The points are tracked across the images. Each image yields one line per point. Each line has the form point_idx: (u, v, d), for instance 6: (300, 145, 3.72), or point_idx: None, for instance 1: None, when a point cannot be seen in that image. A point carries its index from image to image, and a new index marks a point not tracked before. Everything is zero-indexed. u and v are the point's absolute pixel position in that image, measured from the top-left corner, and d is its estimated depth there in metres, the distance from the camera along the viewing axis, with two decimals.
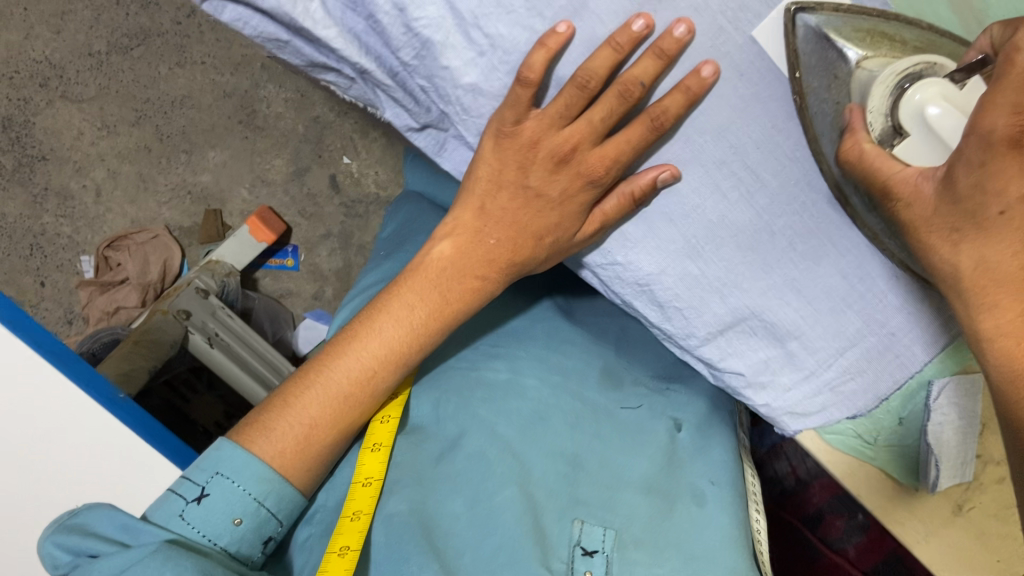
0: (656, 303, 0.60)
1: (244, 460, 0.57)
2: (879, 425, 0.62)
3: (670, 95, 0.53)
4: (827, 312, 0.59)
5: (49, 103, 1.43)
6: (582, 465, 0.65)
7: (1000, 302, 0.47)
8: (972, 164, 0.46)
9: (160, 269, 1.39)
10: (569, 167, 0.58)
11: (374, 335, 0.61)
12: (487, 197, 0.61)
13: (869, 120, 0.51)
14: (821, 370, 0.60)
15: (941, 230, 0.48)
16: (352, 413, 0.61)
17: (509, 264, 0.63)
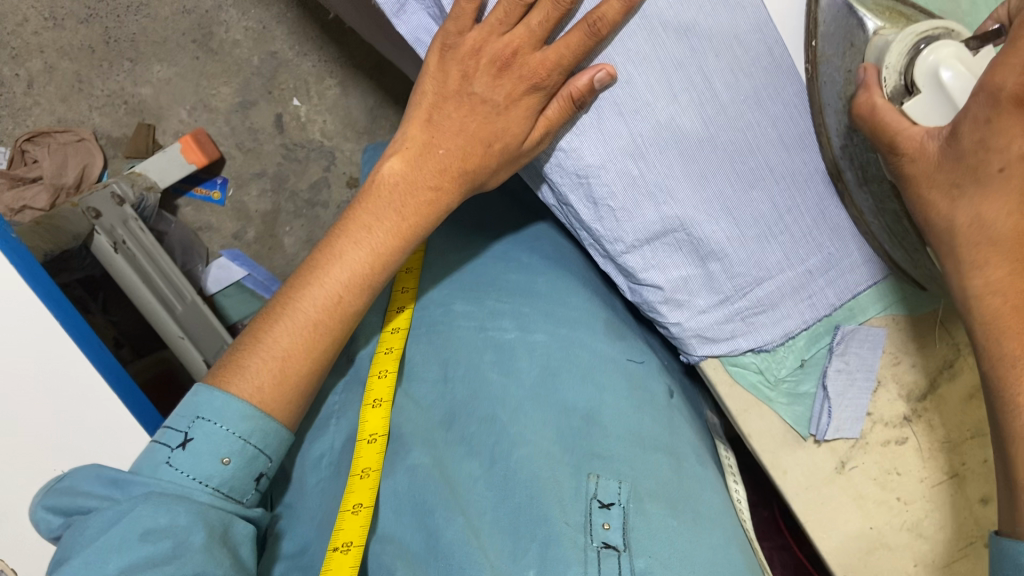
0: (590, 199, 0.59)
1: (220, 400, 0.55)
2: (780, 365, 0.64)
3: (607, 4, 0.53)
4: (752, 238, 0.60)
5: None
6: (597, 420, 0.62)
7: (990, 260, 0.49)
8: (977, 121, 0.48)
9: (78, 173, 1.33)
10: (510, 71, 0.57)
11: (336, 262, 0.60)
12: (435, 109, 0.60)
13: (884, 75, 0.53)
14: (736, 296, 0.61)
15: (942, 186, 0.50)
16: (328, 343, 0.59)
17: (463, 173, 0.61)
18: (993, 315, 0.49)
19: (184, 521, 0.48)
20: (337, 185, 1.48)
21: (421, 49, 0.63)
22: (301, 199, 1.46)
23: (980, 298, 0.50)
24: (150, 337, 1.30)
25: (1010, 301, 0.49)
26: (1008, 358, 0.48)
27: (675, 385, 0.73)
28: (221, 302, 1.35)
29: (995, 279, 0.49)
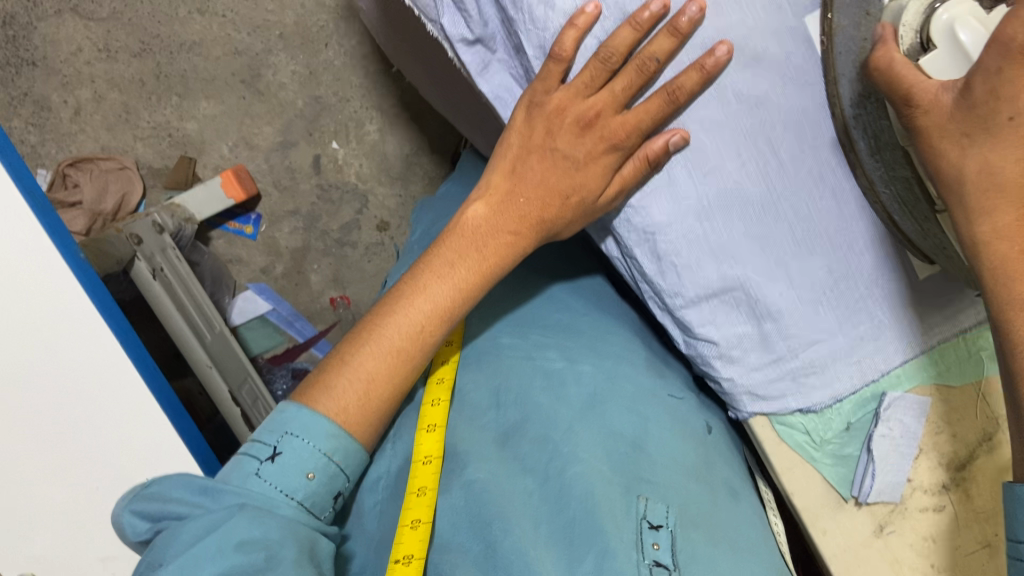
0: (655, 254, 0.63)
1: (307, 419, 0.58)
2: (827, 427, 0.65)
3: (686, 73, 0.57)
4: (806, 300, 0.63)
5: (57, 12, 1.37)
6: (644, 448, 0.64)
7: (999, 206, 0.47)
8: (990, 72, 0.45)
9: (117, 200, 1.38)
10: (593, 131, 0.61)
11: (420, 294, 0.63)
12: (519, 159, 0.64)
13: (900, 33, 0.51)
14: (789, 357, 0.64)
15: (952, 136, 0.48)
16: (409, 368, 0.63)
17: (540, 221, 0.65)
18: (1005, 259, 0.47)
19: (276, 535, 0.50)
20: (367, 228, 1.52)
21: (499, 106, 0.68)
22: (331, 238, 1.50)
23: (990, 241, 0.47)
24: (175, 363, 1.33)
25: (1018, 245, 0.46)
26: (1016, 304, 0.46)
27: (716, 423, 0.74)
28: (246, 333, 1.47)
29: (1008, 224, 0.47)
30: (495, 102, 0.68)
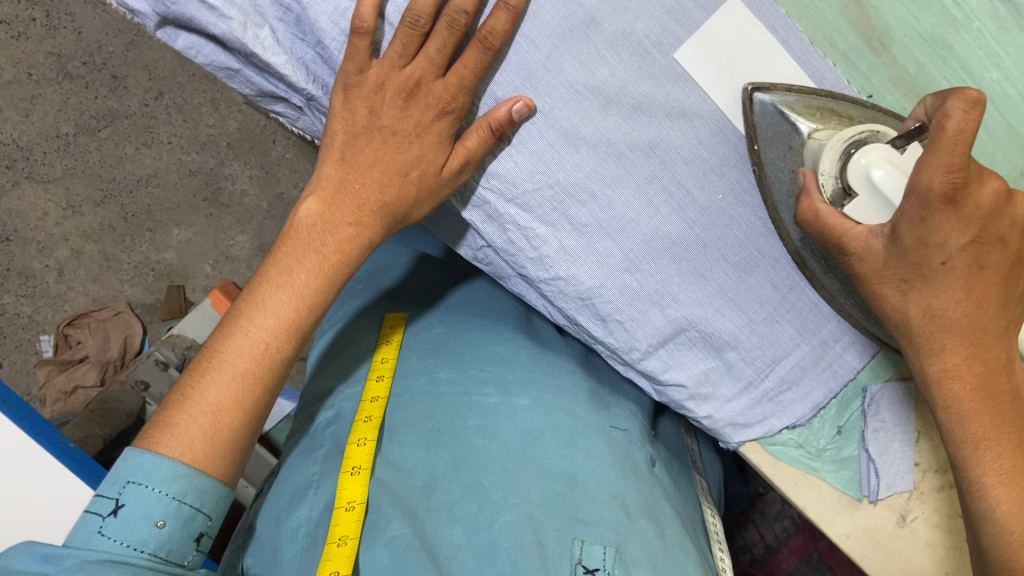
0: (598, 317, 0.62)
1: (150, 462, 0.54)
2: (818, 435, 0.65)
3: (495, 16, 0.53)
4: (761, 321, 0.62)
5: (15, 184, 1.43)
6: (580, 484, 0.63)
7: (947, 347, 0.51)
8: (914, 221, 0.49)
9: (120, 346, 1.38)
10: (417, 100, 0.56)
11: (258, 309, 0.57)
12: (348, 146, 0.58)
13: (822, 183, 0.55)
14: (759, 379, 0.63)
15: (891, 282, 0.52)
16: (261, 392, 0.57)
17: (382, 207, 0.59)
18: (957, 402, 0.52)
19: None
20: None
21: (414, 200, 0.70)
22: None
23: (940, 383, 0.52)
24: None
25: (967, 385, 0.51)
26: (969, 444, 0.52)
27: (659, 452, 0.74)
28: None
29: (954, 366, 0.51)
30: None
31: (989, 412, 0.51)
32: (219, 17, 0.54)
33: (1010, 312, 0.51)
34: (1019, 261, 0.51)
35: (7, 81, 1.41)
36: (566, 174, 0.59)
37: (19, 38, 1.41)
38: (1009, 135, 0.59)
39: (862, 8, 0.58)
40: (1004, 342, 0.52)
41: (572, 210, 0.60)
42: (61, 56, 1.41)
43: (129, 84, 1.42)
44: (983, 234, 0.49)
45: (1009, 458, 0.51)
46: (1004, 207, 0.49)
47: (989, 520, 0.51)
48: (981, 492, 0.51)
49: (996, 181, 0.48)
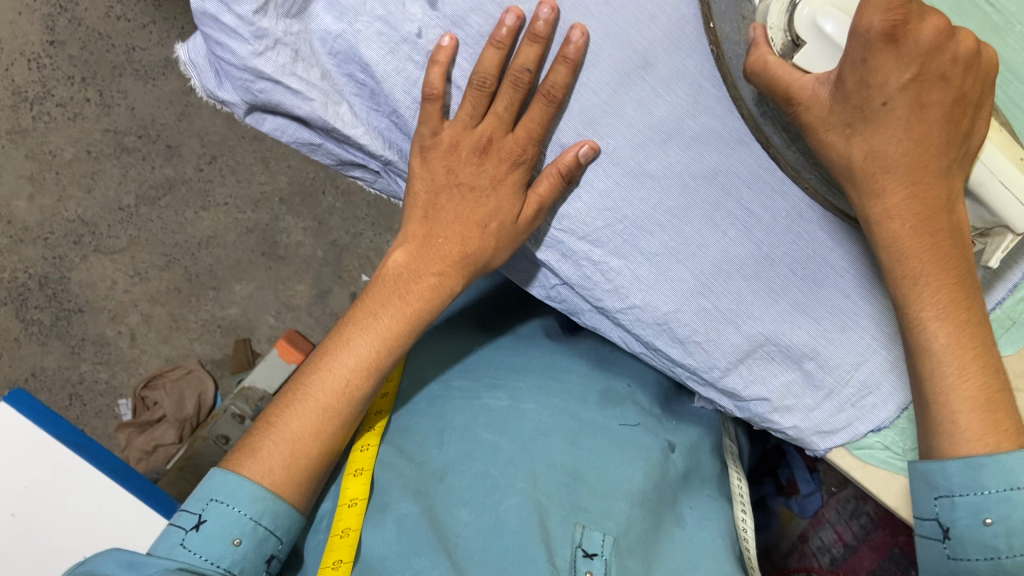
0: (676, 340, 0.65)
1: (234, 480, 0.57)
2: (905, 437, 0.65)
3: (557, 70, 0.57)
4: (835, 330, 0.64)
5: (83, 257, 1.50)
6: (580, 476, 0.65)
7: (887, 186, 0.54)
8: (856, 63, 0.51)
9: (195, 402, 1.42)
10: (491, 155, 0.60)
11: (346, 350, 0.61)
12: (430, 205, 0.62)
13: (771, 36, 0.54)
14: (841, 386, 0.65)
15: (836, 128, 0.54)
16: (340, 424, 0.60)
17: (463, 259, 0.63)
18: (896, 239, 0.55)
19: None
20: None
21: None
22: None
23: (881, 222, 0.55)
24: None
25: (905, 222, 0.54)
26: (908, 277, 0.55)
27: (681, 441, 0.75)
28: None
29: (892, 206, 0.54)
30: None
31: (928, 247, 0.54)
32: (303, 100, 0.58)
33: (957, 150, 0.53)
34: (964, 99, 0.52)
35: (68, 160, 1.47)
36: (634, 209, 0.62)
37: (75, 118, 1.46)
38: None
39: None
40: (947, 179, 0.53)
41: (642, 241, 0.63)
42: (116, 130, 1.46)
43: (183, 152, 1.47)
44: (923, 73, 0.50)
45: (945, 290, 0.54)
46: (945, 43, 0.50)
47: (940, 408, 0.55)
48: (942, 381, 0.54)
49: (939, 18, 0.49)
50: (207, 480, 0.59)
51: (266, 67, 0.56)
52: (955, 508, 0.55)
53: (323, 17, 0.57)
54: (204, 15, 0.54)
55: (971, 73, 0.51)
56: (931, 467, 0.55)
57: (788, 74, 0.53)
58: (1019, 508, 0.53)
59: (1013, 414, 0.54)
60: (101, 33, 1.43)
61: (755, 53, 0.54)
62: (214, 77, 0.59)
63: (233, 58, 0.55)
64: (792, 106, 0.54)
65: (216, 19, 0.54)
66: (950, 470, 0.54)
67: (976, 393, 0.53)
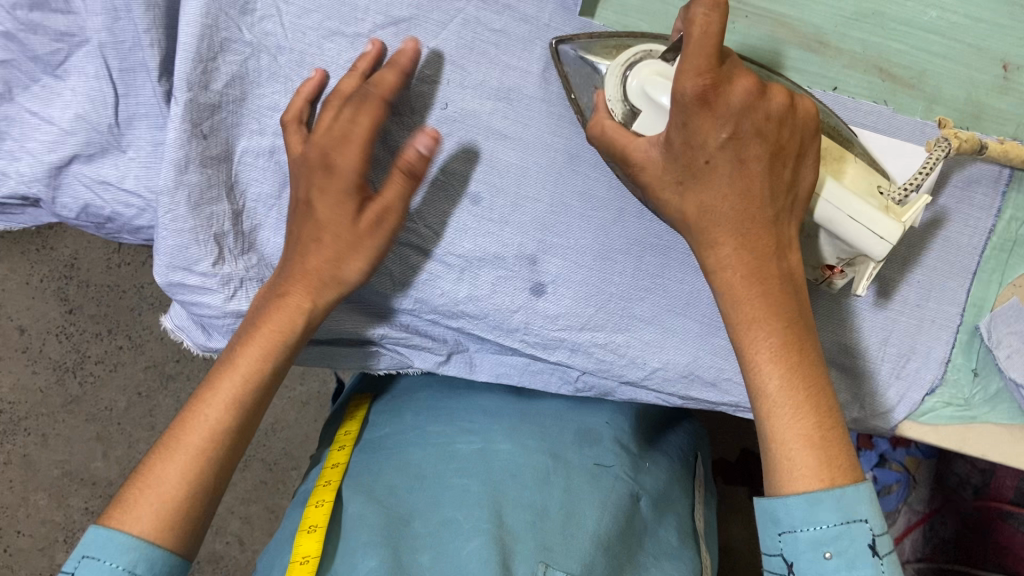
0: (708, 383, 0.65)
1: (102, 536, 0.48)
2: (961, 388, 0.65)
3: (388, 74, 0.57)
4: (848, 318, 0.65)
5: None
6: (551, 514, 0.62)
7: (720, 237, 0.52)
8: (678, 127, 0.50)
9: None
10: (329, 164, 0.56)
11: (218, 386, 0.55)
12: (291, 226, 0.58)
13: (611, 106, 0.57)
14: (878, 366, 0.65)
15: (669, 185, 0.53)
16: (220, 464, 0.53)
17: (324, 277, 0.57)
18: (729, 287, 0.53)
19: None
20: None
21: (507, 380, 0.69)
22: None
23: (716, 272, 0.53)
24: None
25: (738, 273, 0.52)
26: (739, 326, 0.52)
27: (647, 487, 0.70)
28: None
29: (726, 254, 0.53)
30: (503, 380, 0.69)
31: (761, 295, 0.52)
32: None
33: (795, 198, 0.52)
34: (783, 152, 0.51)
35: (123, 408, 1.30)
36: (617, 284, 0.64)
37: (115, 368, 1.31)
38: (972, 52, 0.61)
39: (786, 26, 0.61)
40: (777, 227, 0.52)
41: (635, 308, 0.64)
42: (155, 364, 1.31)
43: None
44: (742, 132, 0.50)
45: (777, 337, 0.51)
46: (757, 101, 0.50)
47: (773, 443, 0.49)
48: (775, 419, 0.49)
49: (747, 77, 0.49)
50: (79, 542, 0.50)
51: (242, 305, 0.60)
52: (798, 545, 0.47)
53: (273, 240, 0.61)
54: (172, 286, 0.58)
55: (788, 125, 0.51)
56: (775, 501, 0.48)
57: (623, 137, 0.54)
58: (858, 540, 0.46)
59: (849, 452, 0.49)
60: (109, 285, 1.32)
61: (596, 118, 0.56)
62: (203, 332, 0.62)
63: (211, 310, 0.60)
64: (633, 168, 0.55)
65: (184, 284, 0.58)
66: (791, 504, 0.47)
67: (808, 431, 0.48)
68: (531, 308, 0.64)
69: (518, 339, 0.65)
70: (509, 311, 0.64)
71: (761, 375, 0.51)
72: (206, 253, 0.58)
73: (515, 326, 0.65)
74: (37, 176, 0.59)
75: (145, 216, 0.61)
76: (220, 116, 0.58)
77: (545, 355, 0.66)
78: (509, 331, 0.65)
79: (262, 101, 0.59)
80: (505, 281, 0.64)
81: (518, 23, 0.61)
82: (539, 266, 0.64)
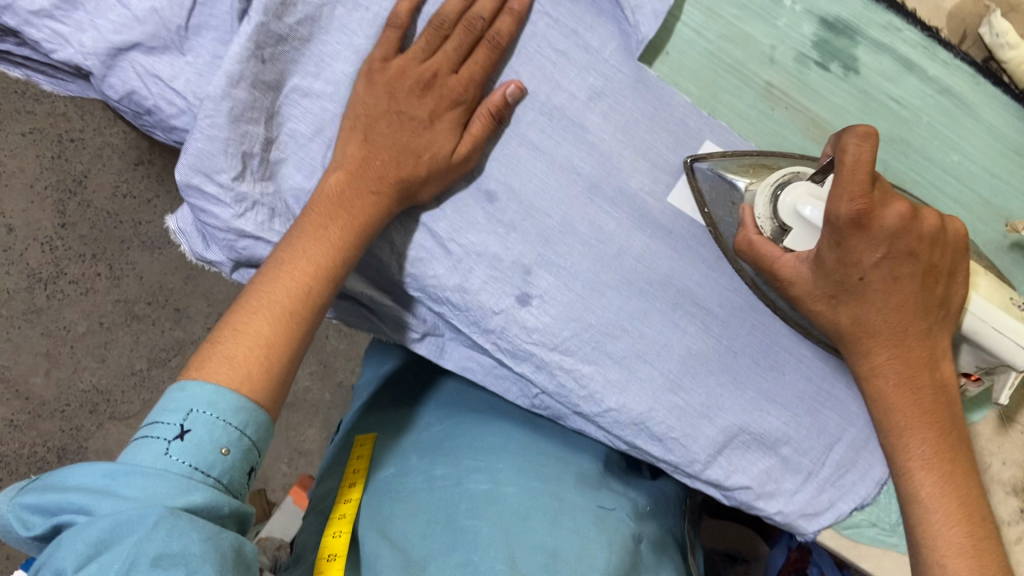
0: (655, 438, 0.66)
1: (209, 391, 0.51)
2: (888, 511, 0.66)
3: (501, 21, 0.63)
4: (804, 414, 0.67)
5: (98, 426, 1.34)
6: (563, 556, 0.59)
7: (874, 347, 0.58)
8: (831, 246, 0.56)
9: None
10: (433, 90, 0.61)
11: (298, 258, 0.58)
12: (366, 128, 0.61)
13: (760, 223, 0.61)
14: (818, 468, 0.67)
15: (822, 299, 0.58)
16: (301, 329, 0.57)
17: (401, 181, 0.61)
18: (893, 375, 0.58)
19: (198, 549, 0.44)
20: None
21: (470, 375, 0.71)
22: None
23: (869, 379, 0.59)
24: None
25: (891, 380, 0.58)
26: (901, 429, 0.58)
27: (648, 531, 0.70)
28: None
29: (880, 364, 0.58)
30: (465, 374, 0.71)
31: (913, 403, 0.58)
32: None
33: (934, 317, 0.56)
34: (933, 270, 0.56)
35: (82, 333, 1.35)
36: (598, 317, 0.66)
37: (87, 293, 1.35)
38: (982, 203, 0.64)
39: (819, 126, 0.65)
40: (926, 341, 0.57)
41: (609, 345, 0.66)
42: (127, 300, 1.36)
43: (192, 314, 1.37)
44: (893, 249, 0.55)
45: (932, 443, 0.57)
46: (910, 225, 0.54)
47: (927, 551, 0.56)
48: (930, 528, 0.56)
49: (900, 203, 0.54)
50: (174, 393, 0.52)
51: (247, 226, 0.62)
52: None
53: (293, 177, 0.64)
54: (189, 187, 0.60)
55: (939, 247, 0.55)
56: None
57: (772, 252, 0.60)
58: None
59: (999, 560, 0.55)
60: (108, 211, 1.36)
61: (743, 232, 0.62)
62: (201, 240, 0.65)
63: (217, 222, 0.61)
64: (779, 279, 0.60)
65: (200, 190, 0.60)
66: None
67: (961, 537, 0.55)
68: (512, 314, 0.66)
69: (491, 340, 0.67)
70: (490, 311, 0.66)
71: (922, 475, 0.57)
72: (229, 166, 0.60)
73: (492, 327, 0.66)
74: (96, 52, 0.61)
75: (183, 118, 0.63)
76: (284, 48, 0.62)
77: (511, 364, 0.67)
78: (485, 331, 0.67)
79: (326, 49, 0.63)
80: (496, 282, 0.66)
81: (579, 50, 0.65)
82: (532, 277, 0.66)
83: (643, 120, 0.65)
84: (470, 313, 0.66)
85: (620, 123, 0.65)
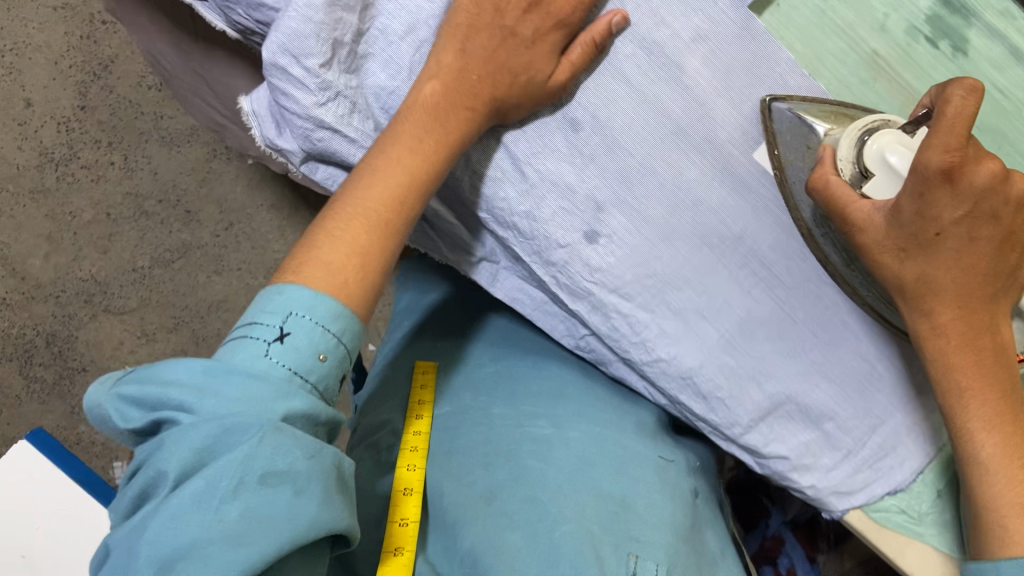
0: (701, 395, 0.66)
1: (309, 296, 0.51)
2: (919, 500, 0.67)
3: None
4: (853, 393, 0.66)
5: (91, 316, 1.33)
6: (631, 506, 0.63)
7: (938, 306, 0.57)
8: (913, 196, 0.54)
9: None
10: (540, 7, 0.59)
11: (393, 166, 0.57)
12: (464, 37, 0.59)
13: (840, 166, 0.59)
14: (857, 449, 0.66)
15: (891, 251, 0.57)
16: (393, 238, 0.56)
17: (497, 99, 0.59)
18: (956, 333, 0.57)
19: (303, 465, 0.46)
20: None
21: (519, 307, 0.71)
22: None
23: (927, 339, 0.58)
24: None
25: (952, 341, 0.57)
26: (956, 393, 0.58)
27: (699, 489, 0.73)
28: None
29: (948, 328, 0.57)
30: (514, 305, 0.71)
31: (976, 364, 0.57)
32: (358, 148, 0.62)
33: (999, 282, 0.56)
34: (1010, 236, 0.56)
35: (88, 221, 1.33)
36: (663, 267, 0.64)
37: (98, 180, 1.33)
38: None
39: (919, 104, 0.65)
40: (990, 305, 0.57)
41: (670, 296, 0.65)
42: (138, 194, 1.34)
43: (202, 218, 1.35)
44: (976, 210, 0.54)
45: (991, 406, 0.57)
46: (999, 185, 0.54)
47: (997, 524, 0.58)
48: (994, 496, 0.58)
49: (993, 163, 0.53)
50: (271, 293, 0.52)
51: (326, 117, 0.60)
52: None
53: (377, 75, 0.62)
54: (274, 66, 0.58)
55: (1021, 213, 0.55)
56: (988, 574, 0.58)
57: (847, 195, 0.58)
58: None
59: None
60: (131, 101, 1.33)
61: (819, 170, 0.60)
62: (274, 126, 0.63)
63: (297, 107, 0.59)
64: (847, 224, 0.58)
65: (285, 71, 0.58)
66: None
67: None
68: (577, 250, 0.64)
69: (551, 274, 0.66)
70: (556, 244, 0.64)
71: (993, 455, 0.58)
72: (320, 51, 0.58)
73: (555, 260, 0.65)
74: None
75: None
76: None
77: (566, 300, 0.67)
78: (547, 263, 0.65)
79: None
80: (566, 215, 0.64)
81: None
82: (603, 215, 0.64)
83: (743, 72, 0.63)
84: (534, 242, 0.65)
85: (719, 72, 0.63)
